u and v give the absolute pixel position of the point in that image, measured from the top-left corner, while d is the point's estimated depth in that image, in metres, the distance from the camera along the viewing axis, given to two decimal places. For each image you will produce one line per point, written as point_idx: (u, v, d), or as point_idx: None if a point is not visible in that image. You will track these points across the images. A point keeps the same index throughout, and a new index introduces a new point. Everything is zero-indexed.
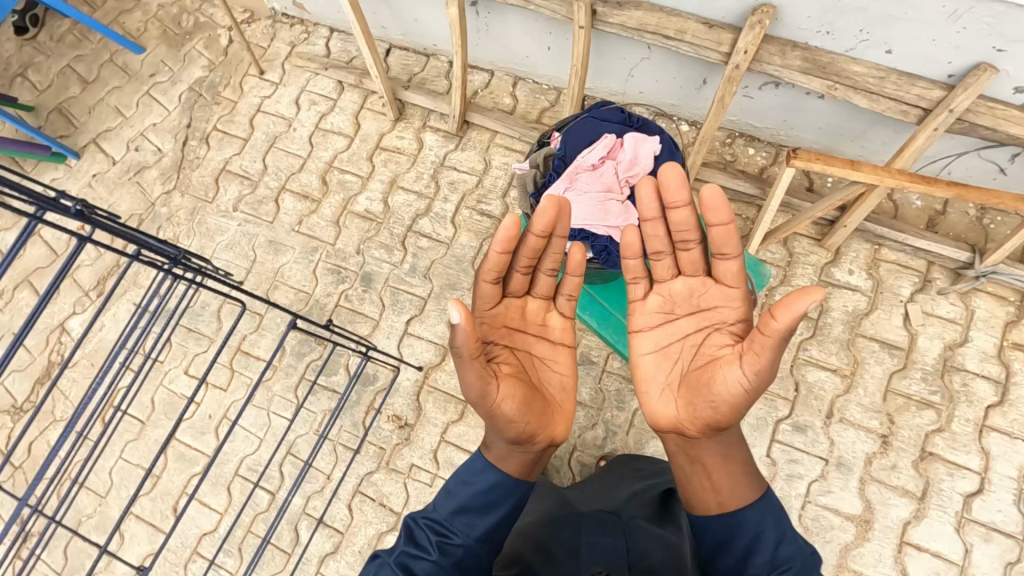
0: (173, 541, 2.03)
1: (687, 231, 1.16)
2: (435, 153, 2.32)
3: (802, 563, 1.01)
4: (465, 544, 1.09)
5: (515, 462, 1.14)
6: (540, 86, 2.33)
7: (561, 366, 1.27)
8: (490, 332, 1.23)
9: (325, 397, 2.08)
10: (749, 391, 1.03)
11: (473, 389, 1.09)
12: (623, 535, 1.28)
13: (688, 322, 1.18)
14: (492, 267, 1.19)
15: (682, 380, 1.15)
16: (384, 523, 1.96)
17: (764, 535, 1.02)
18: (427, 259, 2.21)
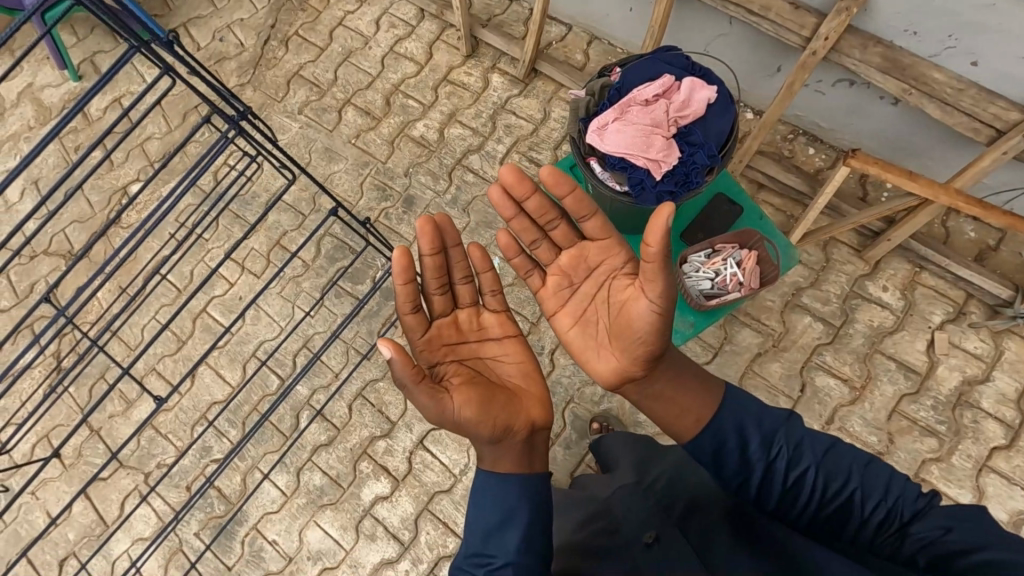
0: (187, 402, 2.18)
1: (547, 213, 1.37)
2: (498, 95, 2.36)
3: (788, 429, 1.14)
4: (508, 562, 1.12)
5: (509, 460, 1.22)
6: (613, 49, 2.34)
7: (509, 355, 1.45)
8: (432, 356, 1.41)
9: (347, 302, 2.20)
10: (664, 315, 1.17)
11: (431, 407, 1.23)
12: (646, 494, 1.39)
13: (588, 285, 1.37)
14: (405, 301, 1.38)
15: (604, 333, 1.30)
16: (378, 429, 2.06)
17: (746, 422, 1.14)
18: (469, 194, 2.27)
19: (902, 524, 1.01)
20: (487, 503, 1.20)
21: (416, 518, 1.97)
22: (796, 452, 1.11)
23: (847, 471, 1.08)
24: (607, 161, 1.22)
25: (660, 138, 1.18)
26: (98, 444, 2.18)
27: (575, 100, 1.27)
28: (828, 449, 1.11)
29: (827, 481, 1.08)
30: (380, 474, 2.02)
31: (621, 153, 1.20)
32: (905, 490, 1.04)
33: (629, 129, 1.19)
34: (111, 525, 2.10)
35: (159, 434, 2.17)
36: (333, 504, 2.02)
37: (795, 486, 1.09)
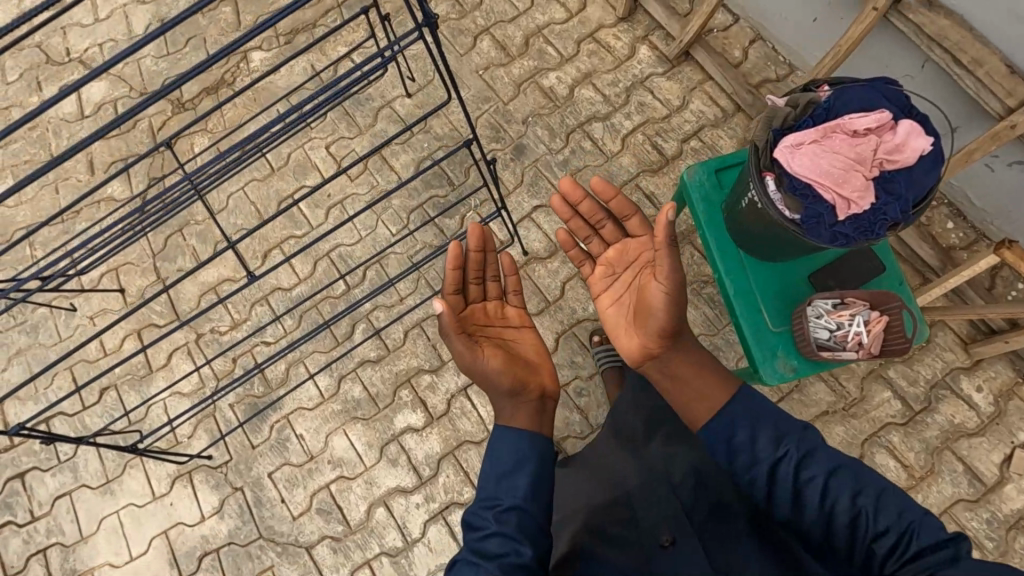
0: (254, 280, 2.21)
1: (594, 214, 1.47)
2: (641, 69, 2.24)
3: (802, 435, 1.08)
4: (515, 506, 1.12)
5: (516, 419, 1.23)
6: (777, 55, 2.18)
7: (526, 341, 1.44)
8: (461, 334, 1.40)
9: (431, 233, 2.17)
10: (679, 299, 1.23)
11: (465, 356, 1.29)
12: (659, 472, 1.38)
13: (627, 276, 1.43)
14: (448, 283, 1.41)
15: (629, 314, 1.36)
16: (428, 363, 2.06)
17: (759, 422, 1.11)
18: (581, 161, 2.18)
19: (910, 555, 0.92)
20: (501, 450, 1.19)
21: (439, 459, 1.99)
22: (805, 462, 1.04)
23: (853, 486, 1.00)
24: (787, 180, 1.07)
25: (860, 177, 1.02)
26: (161, 293, 2.23)
27: (772, 106, 1.11)
28: (839, 466, 1.03)
29: (831, 496, 1.00)
30: (418, 407, 2.03)
31: (811, 178, 1.03)
32: (919, 522, 0.95)
33: (828, 155, 1.02)
34: (155, 372, 2.17)
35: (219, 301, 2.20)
36: (365, 420, 2.05)
37: (802, 495, 1.03)
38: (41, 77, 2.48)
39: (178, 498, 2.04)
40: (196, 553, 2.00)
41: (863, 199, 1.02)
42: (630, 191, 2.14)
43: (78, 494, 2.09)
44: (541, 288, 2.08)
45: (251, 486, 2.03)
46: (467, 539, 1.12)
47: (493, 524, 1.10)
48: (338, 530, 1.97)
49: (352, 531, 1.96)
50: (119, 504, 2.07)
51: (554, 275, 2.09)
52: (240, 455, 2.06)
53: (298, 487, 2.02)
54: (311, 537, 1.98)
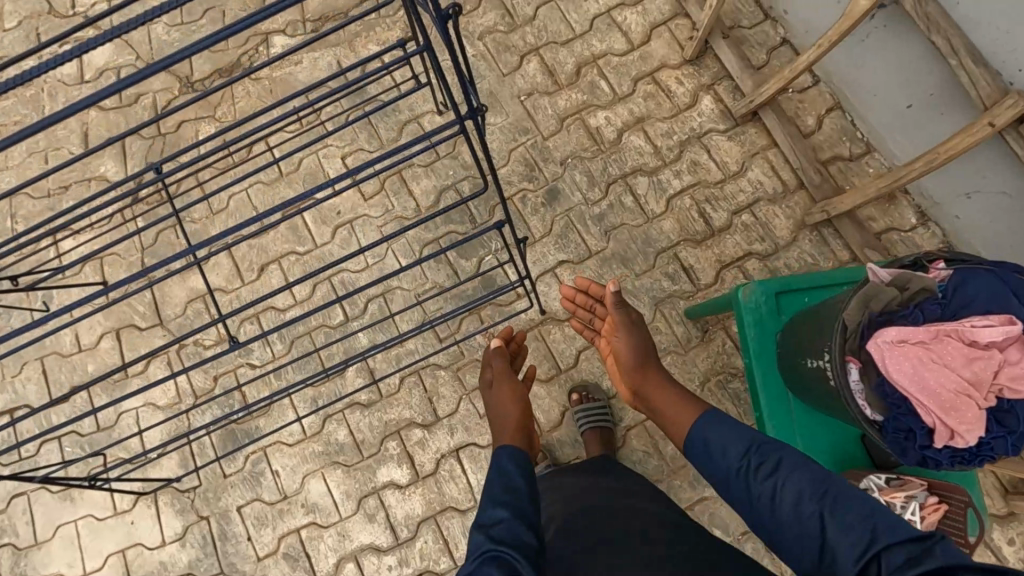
0: (247, 294, 2.03)
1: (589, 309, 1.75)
2: (700, 122, 2.01)
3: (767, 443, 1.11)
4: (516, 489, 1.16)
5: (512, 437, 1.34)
6: (854, 131, 1.95)
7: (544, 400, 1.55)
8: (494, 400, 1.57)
9: (444, 273, 1.98)
10: (647, 346, 1.48)
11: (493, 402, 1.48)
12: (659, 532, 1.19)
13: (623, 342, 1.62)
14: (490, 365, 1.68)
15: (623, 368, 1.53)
16: (421, 416, 1.91)
17: (727, 437, 1.16)
18: (618, 218, 1.98)
19: (874, 556, 0.90)
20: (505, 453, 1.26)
21: (419, 521, 1.86)
22: (768, 465, 1.08)
23: (816, 488, 1.00)
24: (875, 379, 0.89)
25: (971, 405, 0.82)
26: (146, 292, 2.06)
27: (872, 283, 0.91)
28: (805, 472, 1.04)
29: (798, 498, 1.01)
30: (405, 462, 1.89)
31: (908, 393, 0.84)
32: (889, 527, 0.92)
33: (934, 370, 0.83)
34: (130, 377, 2.02)
35: (206, 311, 2.03)
36: (346, 466, 1.91)
37: (769, 500, 1.05)
38: (41, 28, 2.25)
39: (140, 517, 1.93)
40: None
41: (970, 431, 0.83)
42: (667, 260, 1.94)
43: (36, 495, 1.97)
44: (554, 353, 1.91)
45: (218, 517, 1.91)
46: (478, 531, 1.09)
47: (501, 511, 1.10)
48: None
49: None
50: (77, 514, 1.96)
51: (569, 341, 1.91)
52: (210, 483, 1.94)
53: (267, 527, 1.90)
54: None
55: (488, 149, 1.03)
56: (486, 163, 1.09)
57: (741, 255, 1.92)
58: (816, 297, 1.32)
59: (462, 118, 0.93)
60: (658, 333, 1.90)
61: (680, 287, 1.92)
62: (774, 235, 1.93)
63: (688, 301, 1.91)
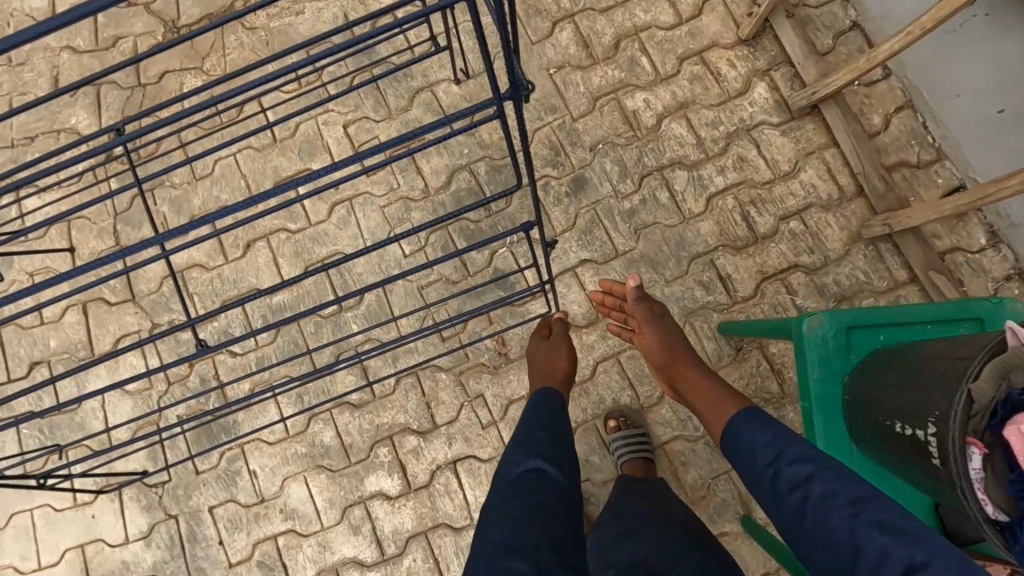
0: (230, 273, 1.82)
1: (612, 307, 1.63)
2: (751, 112, 1.77)
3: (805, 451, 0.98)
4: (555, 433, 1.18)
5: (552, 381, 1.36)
6: (925, 134, 1.71)
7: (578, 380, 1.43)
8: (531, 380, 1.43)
9: (451, 264, 1.77)
10: (676, 338, 1.39)
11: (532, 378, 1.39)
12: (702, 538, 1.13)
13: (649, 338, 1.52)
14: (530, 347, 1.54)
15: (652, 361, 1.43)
16: (416, 422, 1.73)
17: (764, 437, 1.05)
18: (650, 215, 1.76)
19: None
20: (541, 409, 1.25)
21: (408, 537, 1.69)
22: (800, 472, 0.96)
23: (852, 505, 0.87)
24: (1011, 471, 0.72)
25: None
26: (117, 264, 1.84)
27: (1012, 349, 0.78)
28: (841, 486, 0.90)
29: (828, 517, 0.89)
30: (396, 471, 1.71)
31: None
32: (932, 558, 0.79)
33: None
34: (97, 357, 1.82)
35: (183, 289, 1.82)
36: (331, 471, 1.73)
37: (795, 515, 0.94)
38: None
39: (101, 511, 1.75)
40: None
41: None
42: (702, 267, 1.73)
43: None
44: None
45: (188, 517, 1.74)
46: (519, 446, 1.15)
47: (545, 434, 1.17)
48: None
49: None
50: (34, 502, 1.78)
51: (587, 351, 1.72)
52: (180, 479, 1.76)
53: (241, 531, 1.73)
54: None
55: (526, 138, 0.83)
56: (519, 153, 0.90)
57: (786, 266, 1.71)
58: (893, 336, 1.11)
59: (495, 99, 0.73)
60: None
61: (714, 298, 1.72)
62: (825, 246, 1.71)
63: (723, 315, 1.71)
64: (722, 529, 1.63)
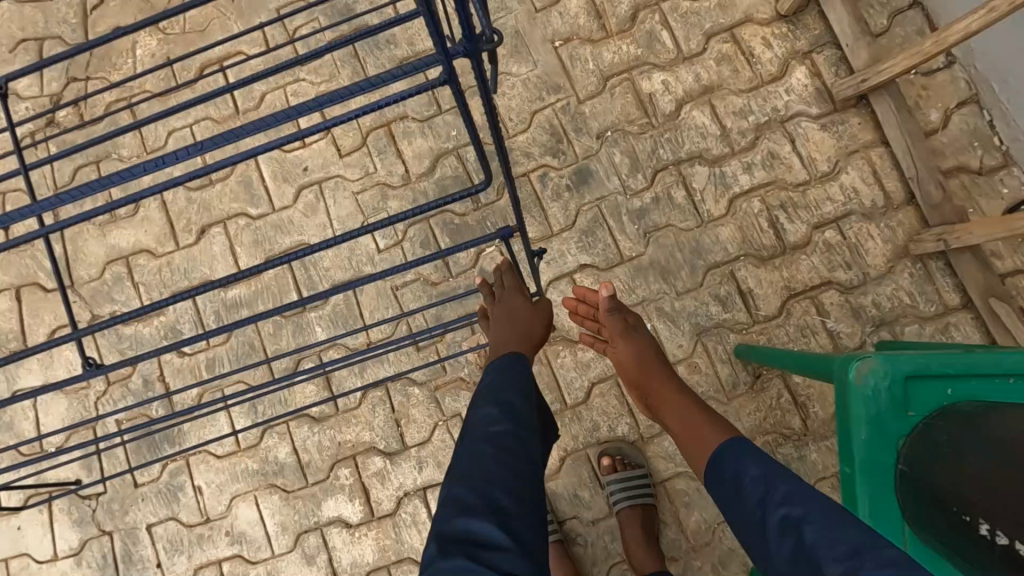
0: (181, 261, 1.60)
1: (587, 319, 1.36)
2: (786, 101, 1.52)
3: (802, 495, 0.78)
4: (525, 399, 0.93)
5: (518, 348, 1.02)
6: (993, 136, 1.46)
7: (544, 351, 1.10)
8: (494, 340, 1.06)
9: (431, 262, 1.55)
10: (652, 352, 1.18)
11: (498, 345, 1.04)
12: None
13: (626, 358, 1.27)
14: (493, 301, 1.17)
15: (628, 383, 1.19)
16: (384, 441, 1.51)
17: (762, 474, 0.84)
18: (663, 217, 1.52)
19: None
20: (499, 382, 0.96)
21: (368, 571, 1.49)
22: (792, 513, 0.76)
23: (849, 553, 0.67)
24: None
25: None
26: (55, 246, 1.63)
27: None
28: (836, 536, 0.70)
29: (818, 570, 0.68)
30: (358, 496, 1.51)
31: None
32: None
33: None
34: (29, 349, 1.61)
35: (128, 277, 1.61)
36: (284, 492, 1.53)
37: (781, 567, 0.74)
38: None
39: (28, 523, 1.56)
40: None
41: None
42: (719, 279, 1.50)
43: None
44: (560, 383, 1.50)
45: (123, 535, 1.55)
46: (484, 404, 0.91)
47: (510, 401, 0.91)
48: None
49: None
50: None
51: (581, 370, 1.50)
52: (117, 492, 1.56)
53: (181, 554, 1.53)
54: None
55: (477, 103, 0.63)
56: (471, 125, 0.68)
57: (818, 283, 1.48)
58: (963, 391, 0.88)
59: (440, 57, 0.50)
60: (696, 373, 1.48)
61: (732, 316, 1.49)
62: (864, 262, 1.47)
63: (741, 336, 1.48)
64: None
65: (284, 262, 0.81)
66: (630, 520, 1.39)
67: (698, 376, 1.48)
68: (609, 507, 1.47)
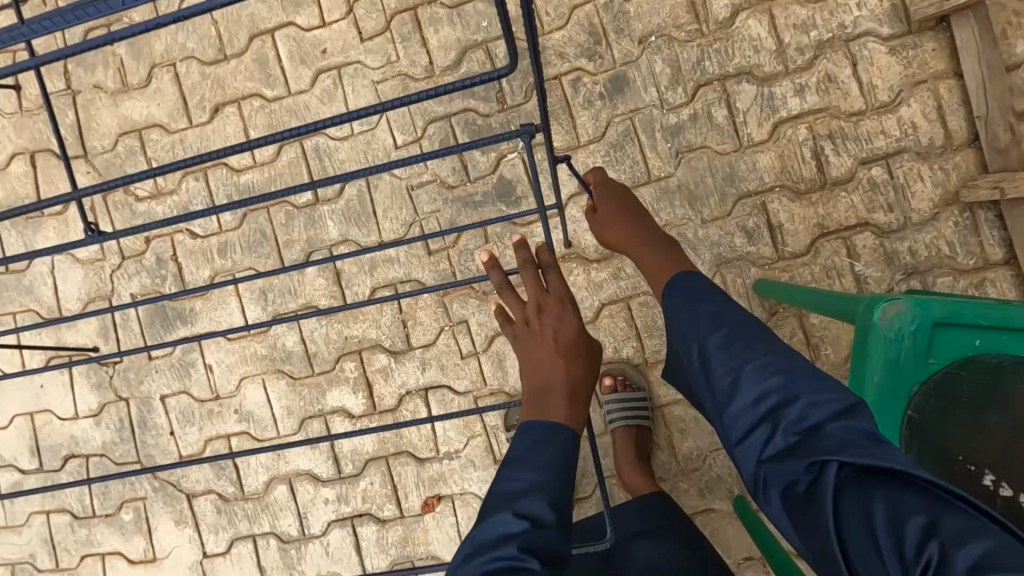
0: (194, 140, 1.56)
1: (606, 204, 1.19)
2: (856, 17, 1.36)
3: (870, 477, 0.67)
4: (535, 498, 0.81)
5: (563, 398, 0.93)
6: None
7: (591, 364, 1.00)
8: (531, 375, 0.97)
9: (449, 164, 1.48)
10: (631, 213, 1.11)
11: (536, 384, 0.96)
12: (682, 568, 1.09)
13: None
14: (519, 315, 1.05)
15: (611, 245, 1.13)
16: (390, 340, 1.53)
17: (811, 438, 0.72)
18: (699, 137, 1.42)
19: None
20: (534, 440, 0.88)
21: (368, 459, 1.56)
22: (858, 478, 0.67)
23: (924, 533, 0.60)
24: None
25: None
26: (68, 112, 1.59)
27: None
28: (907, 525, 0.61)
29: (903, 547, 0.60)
30: (361, 390, 1.55)
31: None
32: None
33: None
34: (45, 217, 1.62)
35: (141, 152, 1.57)
36: (291, 378, 1.57)
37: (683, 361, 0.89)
38: None
39: (51, 382, 1.64)
40: (61, 451, 1.66)
41: None
42: (749, 210, 1.42)
43: None
44: None
45: (139, 402, 1.62)
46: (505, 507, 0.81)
47: (520, 510, 0.80)
48: (228, 490, 1.61)
49: (244, 499, 1.60)
50: None
51: (592, 291, 1.47)
52: (132, 363, 1.62)
53: (192, 425, 1.61)
54: (195, 486, 1.62)
55: None
56: None
57: (853, 222, 1.39)
58: (991, 343, 0.83)
59: None
60: None
61: (756, 249, 1.42)
62: (908, 205, 1.38)
63: (763, 272, 1.42)
64: (710, 506, 1.46)
65: (281, 139, 0.74)
66: (627, 440, 1.42)
67: None
68: (605, 425, 1.50)
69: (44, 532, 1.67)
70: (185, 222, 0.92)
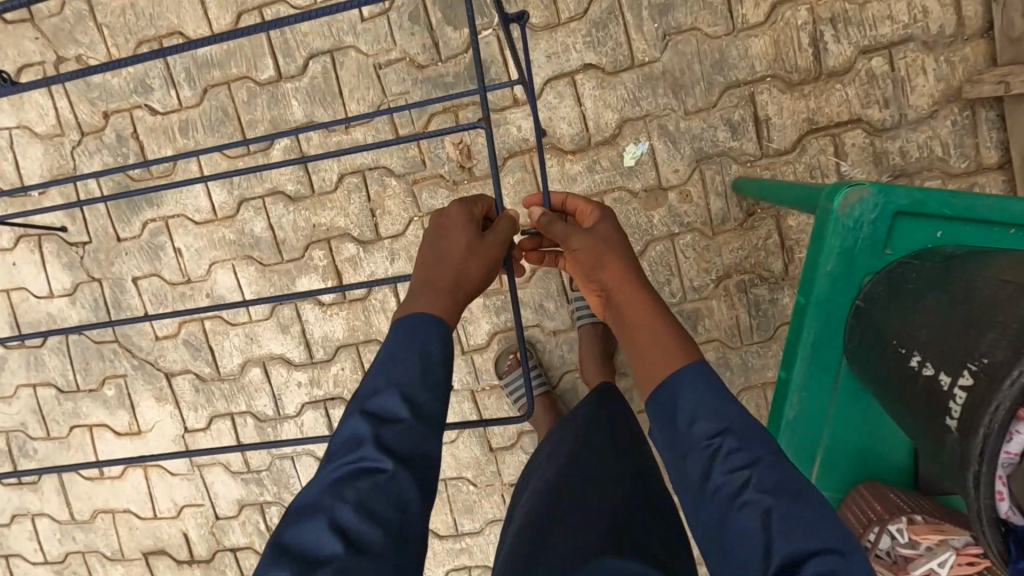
0: (146, 6, 1.44)
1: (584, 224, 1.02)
2: None
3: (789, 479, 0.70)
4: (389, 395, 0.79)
5: (444, 295, 0.86)
6: None
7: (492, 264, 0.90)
8: (424, 280, 0.88)
9: (419, 40, 1.38)
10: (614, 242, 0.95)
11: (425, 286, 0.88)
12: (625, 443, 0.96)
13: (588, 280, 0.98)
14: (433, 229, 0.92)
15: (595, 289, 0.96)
16: (359, 228, 1.50)
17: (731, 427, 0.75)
18: (689, 17, 1.31)
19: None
20: (408, 342, 0.83)
21: (338, 346, 1.58)
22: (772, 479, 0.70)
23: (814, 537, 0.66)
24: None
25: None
26: None
27: None
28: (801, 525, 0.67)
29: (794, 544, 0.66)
30: (330, 277, 1.54)
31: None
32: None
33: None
34: None
35: (90, 18, 1.46)
36: (261, 264, 1.56)
37: (658, 424, 0.81)
38: None
39: (22, 261, 1.64)
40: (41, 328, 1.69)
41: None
42: (735, 102, 1.33)
43: None
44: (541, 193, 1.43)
45: (112, 283, 1.63)
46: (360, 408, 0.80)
47: (376, 408, 0.79)
48: (204, 371, 1.65)
49: (220, 379, 1.65)
50: None
51: (565, 184, 1.41)
52: (101, 244, 1.61)
53: (165, 307, 1.62)
54: (172, 366, 1.66)
55: None
56: None
57: (844, 118, 1.31)
58: (952, 235, 0.80)
59: None
60: (686, 201, 1.39)
61: (739, 145, 1.35)
62: (906, 100, 1.29)
63: (744, 169, 1.35)
64: None
65: None
66: (591, 335, 1.43)
67: (686, 204, 1.39)
68: (571, 321, 1.50)
69: (32, 404, 1.74)
70: (105, 70, 0.76)
